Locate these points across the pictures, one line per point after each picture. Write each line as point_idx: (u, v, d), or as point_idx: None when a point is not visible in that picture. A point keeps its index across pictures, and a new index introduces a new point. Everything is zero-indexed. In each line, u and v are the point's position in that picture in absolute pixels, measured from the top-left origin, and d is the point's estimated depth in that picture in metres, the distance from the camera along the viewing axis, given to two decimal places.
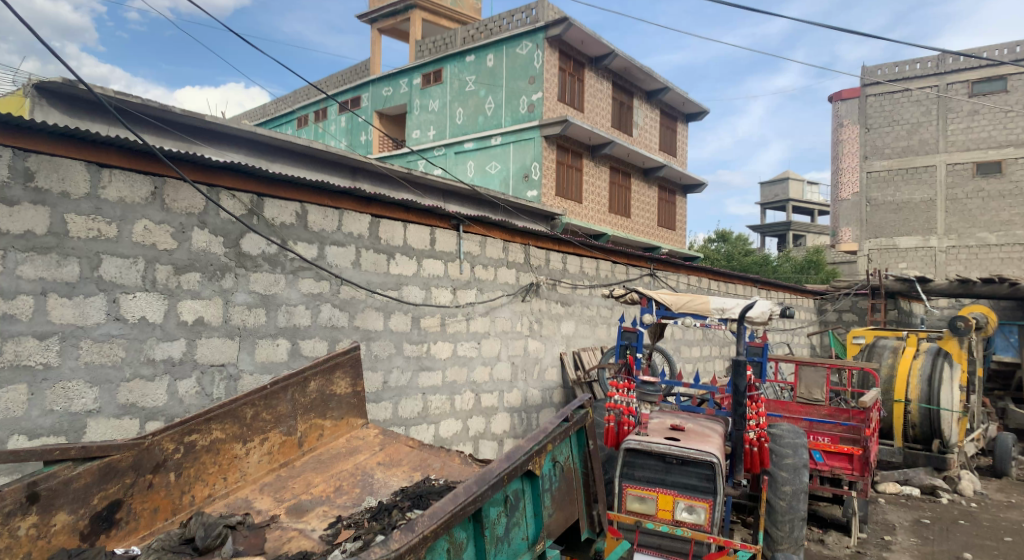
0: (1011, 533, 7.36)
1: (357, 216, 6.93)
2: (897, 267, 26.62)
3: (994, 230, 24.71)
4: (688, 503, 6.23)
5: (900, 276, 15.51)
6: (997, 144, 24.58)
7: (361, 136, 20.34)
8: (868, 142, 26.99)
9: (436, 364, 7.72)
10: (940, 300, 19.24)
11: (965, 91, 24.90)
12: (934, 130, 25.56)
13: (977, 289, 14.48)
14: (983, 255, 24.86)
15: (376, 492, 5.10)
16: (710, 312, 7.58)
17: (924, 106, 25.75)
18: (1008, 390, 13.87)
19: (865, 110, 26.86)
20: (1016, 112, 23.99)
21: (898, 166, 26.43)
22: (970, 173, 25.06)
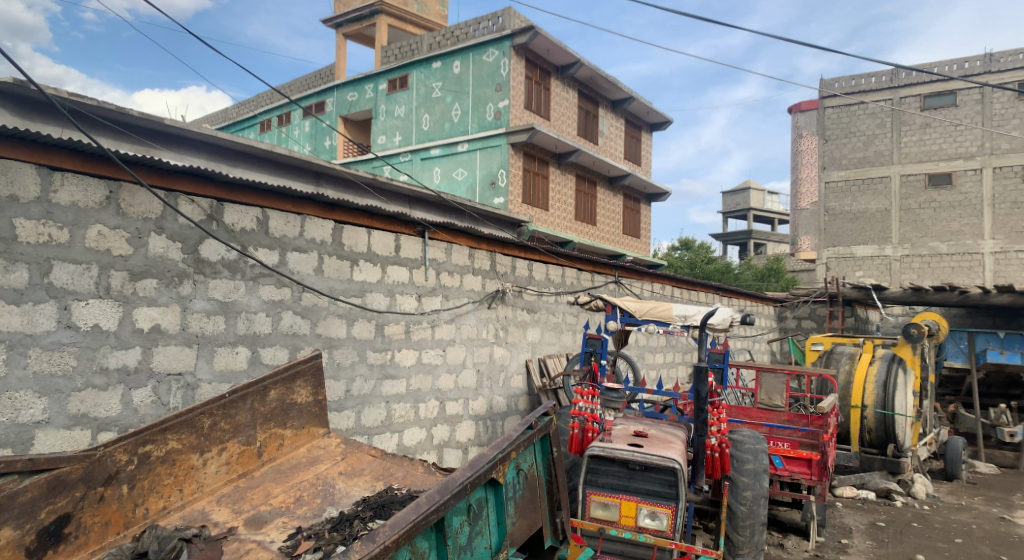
0: (962, 535, 7.56)
1: (319, 222, 6.85)
2: (853, 275, 27.27)
3: (944, 239, 25.52)
4: (650, 509, 6.27)
5: (856, 284, 16.20)
6: (948, 156, 25.43)
7: (326, 141, 20.15)
8: (826, 153, 27.70)
9: (400, 372, 7.65)
10: (895, 308, 19.75)
11: (917, 105, 25.68)
12: (888, 142, 26.33)
13: (929, 296, 14.91)
14: (935, 264, 25.59)
15: (338, 502, 5.02)
16: (673, 319, 7.67)
17: (879, 119, 26.54)
18: (959, 396, 14.31)
19: (823, 122, 27.56)
20: (965, 125, 24.91)
21: (855, 177, 27.16)
22: (922, 185, 25.85)
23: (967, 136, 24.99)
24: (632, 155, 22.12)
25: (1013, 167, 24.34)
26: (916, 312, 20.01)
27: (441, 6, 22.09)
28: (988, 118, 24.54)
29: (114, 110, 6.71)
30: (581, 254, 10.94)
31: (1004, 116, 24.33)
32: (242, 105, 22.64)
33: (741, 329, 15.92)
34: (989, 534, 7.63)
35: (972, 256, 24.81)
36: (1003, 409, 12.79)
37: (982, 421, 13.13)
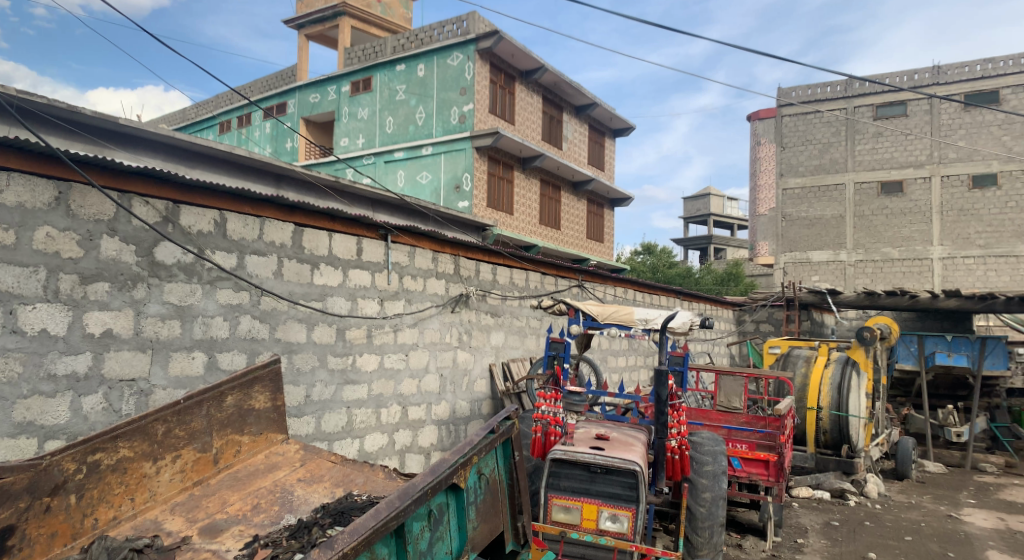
0: (911, 533, 7.78)
1: (279, 225, 6.76)
2: (810, 280, 27.88)
3: (896, 245, 26.27)
4: (611, 511, 6.31)
5: (812, 288, 16.50)
6: (898, 165, 26.21)
7: (287, 143, 19.89)
8: (784, 161, 28.32)
9: (361, 377, 7.58)
10: (849, 311, 20.25)
11: (870, 114, 26.39)
12: (843, 150, 26.99)
13: (881, 300, 15.28)
14: (887, 269, 26.32)
15: (296, 509, 4.94)
16: (634, 323, 7.75)
17: (834, 127, 27.23)
18: (909, 397, 14.75)
19: (781, 129, 28.15)
20: (915, 135, 25.70)
21: (810, 184, 27.80)
22: (875, 192, 26.57)
23: (917, 145, 25.77)
24: (596, 160, 22.31)
25: (960, 176, 25.21)
26: (868, 316, 20.57)
27: (405, 9, 22.02)
28: (936, 128, 25.39)
29: (65, 108, 6.50)
30: (545, 258, 10.97)
31: (951, 127, 25.26)
32: (203, 105, 22.21)
33: (701, 333, 16.16)
34: (938, 532, 7.86)
35: (921, 262, 25.63)
36: (949, 409, 13.28)
37: (931, 421, 13.57)
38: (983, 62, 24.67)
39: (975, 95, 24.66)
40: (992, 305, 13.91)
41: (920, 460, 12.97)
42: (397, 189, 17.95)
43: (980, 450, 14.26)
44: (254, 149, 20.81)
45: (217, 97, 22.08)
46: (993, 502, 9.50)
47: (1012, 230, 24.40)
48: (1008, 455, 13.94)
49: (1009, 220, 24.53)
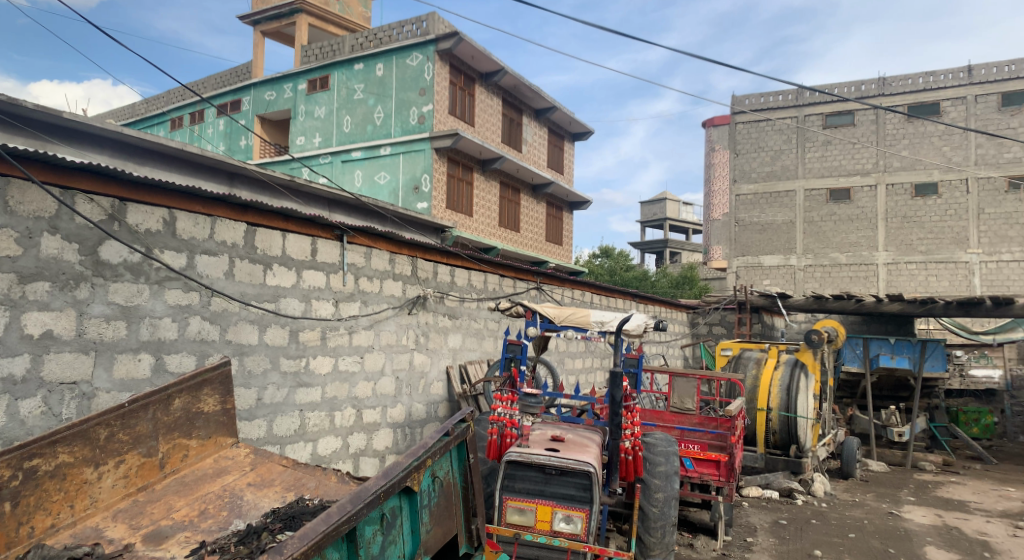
0: (855, 530, 8.01)
1: (231, 224, 6.63)
2: (761, 283, 28.54)
3: (844, 250, 27.04)
4: (565, 513, 6.34)
5: (763, 292, 16.81)
6: (846, 172, 26.99)
7: (241, 141, 19.54)
8: (737, 167, 28.99)
9: (314, 380, 7.47)
10: (798, 315, 20.78)
11: (820, 123, 27.17)
12: (793, 157, 27.72)
13: (829, 304, 15.63)
14: (835, 273, 27.08)
15: (245, 514, 4.84)
16: (591, 325, 7.79)
17: (785, 135, 27.94)
18: (854, 398, 15.17)
19: (734, 136, 28.83)
20: (862, 143, 26.52)
21: (762, 190, 28.47)
22: (824, 199, 27.32)
23: (864, 154, 26.58)
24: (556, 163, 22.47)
25: (904, 184, 26.01)
26: (816, 319, 21.13)
27: (364, 8, 21.85)
28: (881, 138, 26.22)
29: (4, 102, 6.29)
30: (503, 260, 10.98)
31: (895, 137, 26.06)
32: (154, 101, 21.63)
33: (656, 335, 16.39)
34: (879, 529, 8.11)
35: (867, 267, 26.43)
36: (892, 409, 13.69)
37: (874, 421, 14.01)
38: (925, 75, 25.59)
39: (918, 107, 25.56)
40: (932, 309, 14.43)
41: (863, 459, 13.36)
42: (354, 189, 17.75)
43: (920, 450, 14.73)
44: (207, 147, 20.38)
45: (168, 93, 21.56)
46: (932, 500, 9.85)
47: (952, 237, 25.33)
48: (945, 455, 14.43)
49: (949, 227, 25.43)
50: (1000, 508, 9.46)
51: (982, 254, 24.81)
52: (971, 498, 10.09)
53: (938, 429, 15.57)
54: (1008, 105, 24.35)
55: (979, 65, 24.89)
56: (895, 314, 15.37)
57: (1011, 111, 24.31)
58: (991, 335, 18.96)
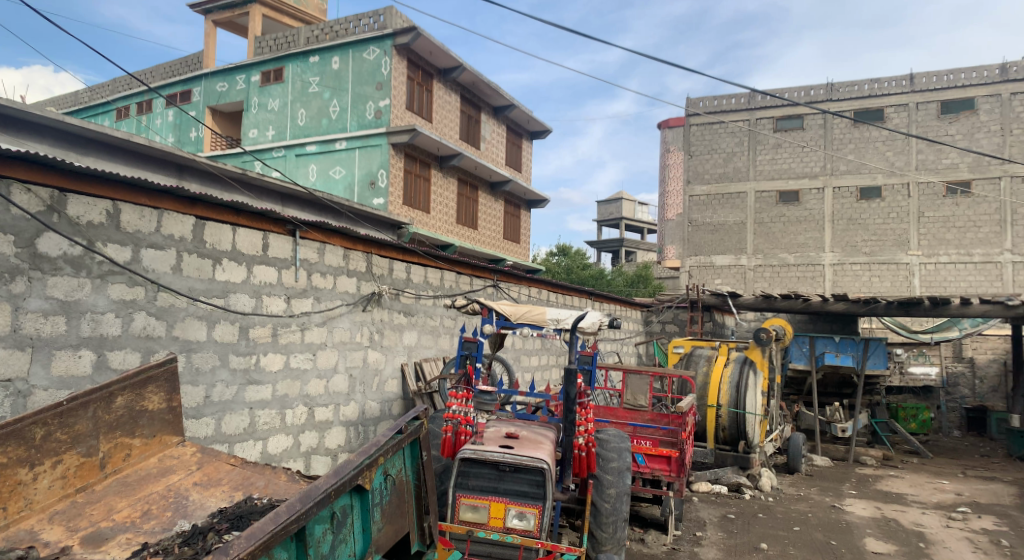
0: (800, 523, 8.25)
1: (179, 217, 6.45)
2: (713, 282, 29.11)
3: (792, 251, 27.76)
4: (518, 510, 6.35)
5: (715, 291, 16.98)
6: (795, 175, 27.70)
7: (191, 132, 19.04)
8: (691, 168, 29.52)
9: (265, 377, 7.34)
10: (748, 314, 21.27)
11: (771, 126, 27.86)
12: (745, 159, 28.35)
13: (777, 303, 15.86)
14: (784, 273, 27.78)
15: (190, 515, 4.73)
16: (546, 323, 7.87)
17: (738, 138, 28.55)
18: (801, 394, 15.56)
19: (688, 138, 29.39)
20: (810, 147, 27.26)
21: (715, 191, 29.04)
22: (774, 201, 28.00)
23: (812, 158, 27.31)
24: (514, 161, 22.52)
25: (849, 188, 26.87)
26: (765, 318, 21.68)
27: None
28: (829, 142, 26.98)
29: None
30: (460, 257, 10.95)
31: (842, 141, 26.84)
32: (98, 89, 20.92)
33: (610, 333, 16.59)
34: (822, 522, 8.36)
35: (814, 267, 27.19)
36: (836, 407, 14.23)
37: (819, 418, 14.45)
38: (871, 82, 26.41)
39: (864, 112, 26.39)
40: (874, 309, 14.91)
41: (809, 454, 13.75)
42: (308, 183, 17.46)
43: (861, 445, 15.23)
44: (155, 138, 19.81)
45: (113, 82, 20.88)
46: (872, 493, 10.21)
47: (894, 239, 26.26)
48: (884, 450, 14.93)
49: (891, 230, 26.37)
50: (935, 500, 9.85)
51: (921, 256, 25.73)
52: (908, 491, 10.50)
53: (879, 426, 16.06)
54: (947, 112, 25.35)
55: (921, 73, 25.82)
56: (839, 313, 15.85)
57: (949, 118, 25.31)
58: (928, 334, 19.84)
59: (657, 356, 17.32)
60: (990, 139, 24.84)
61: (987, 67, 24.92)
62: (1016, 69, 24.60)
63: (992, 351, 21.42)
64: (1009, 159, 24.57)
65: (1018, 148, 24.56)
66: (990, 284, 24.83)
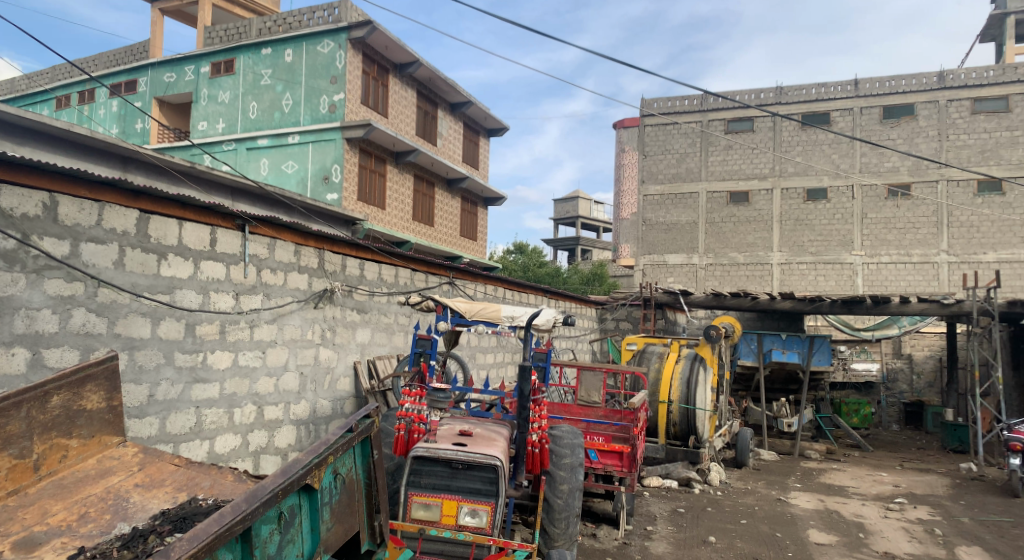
0: (746, 516, 8.44)
1: (122, 211, 6.25)
2: (665, 281, 29.51)
3: (741, 250, 28.37)
4: (471, 507, 6.31)
5: (667, 289, 17.34)
6: (745, 176, 28.33)
7: (136, 124, 18.47)
8: (645, 168, 29.96)
9: (212, 375, 7.17)
10: (699, 311, 21.71)
11: (722, 128, 28.51)
12: (697, 160, 28.92)
13: (726, 300, 16.28)
14: (733, 272, 28.36)
15: (131, 517, 4.59)
16: (501, 320, 7.84)
17: (690, 139, 29.13)
18: (749, 390, 15.93)
19: (643, 138, 29.86)
20: (760, 149, 27.98)
21: (668, 191, 29.54)
22: (724, 201, 28.58)
23: (762, 159, 28.00)
24: (471, 159, 22.50)
25: (797, 189, 27.57)
26: (715, 316, 22.17)
27: None
28: (778, 144, 27.70)
29: None
30: (415, 254, 10.88)
31: (791, 144, 27.56)
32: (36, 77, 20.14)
33: (565, 330, 16.72)
34: (769, 514, 8.57)
35: (763, 267, 27.85)
36: (783, 403, 15.05)
37: (766, 413, 14.87)
38: (818, 86, 27.20)
39: (811, 115, 27.15)
40: (818, 308, 15.36)
41: (758, 449, 14.05)
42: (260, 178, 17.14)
43: (806, 439, 15.66)
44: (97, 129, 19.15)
45: (53, 70, 20.13)
46: (815, 485, 10.53)
47: (838, 239, 27.05)
48: (828, 444, 15.37)
49: (836, 230, 27.13)
50: (874, 492, 10.20)
51: (864, 256, 26.55)
52: (850, 483, 10.85)
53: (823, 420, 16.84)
54: (889, 117, 26.23)
55: (865, 79, 26.61)
56: (785, 310, 16.32)
57: (891, 123, 26.20)
58: (870, 331, 20.67)
59: (611, 353, 17.50)
60: (928, 144, 25.79)
61: (926, 74, 25.87)
62: (953, 77, 25.55)
63: (930, 348, 22.26)
64: (946, 163, 25.53)
65: (954, 153, 25.55)
66: (927, 284, 25.78)
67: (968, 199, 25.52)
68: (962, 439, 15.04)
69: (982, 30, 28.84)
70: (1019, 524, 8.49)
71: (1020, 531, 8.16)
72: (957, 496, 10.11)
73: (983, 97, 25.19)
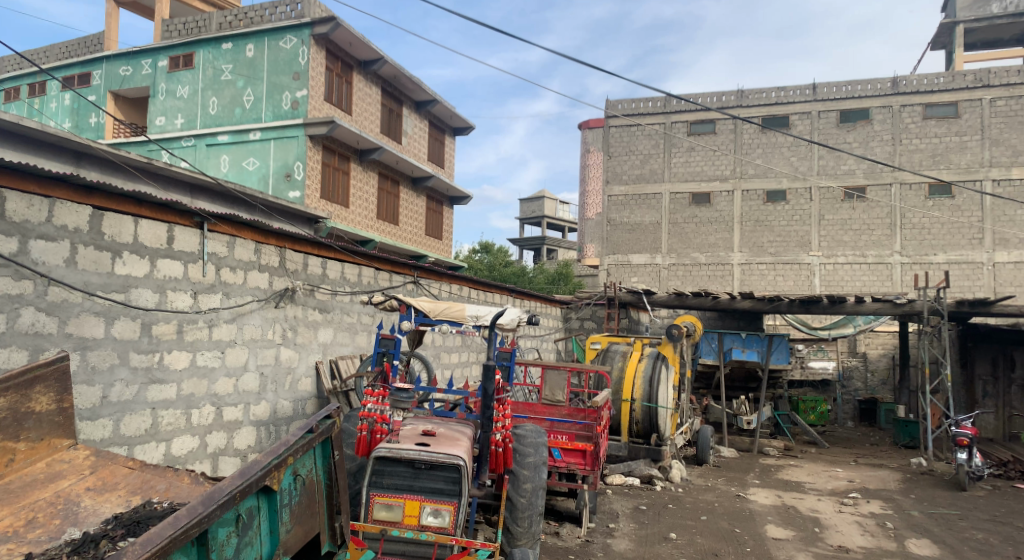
0: (706, 513, 8.57)
1: (73, 207, 6.07)
2: (629, 280, 29.76)
3: (703, 251, 28.75)
4: (433, 507, 6.17)
5: (630, 288, 17.58)
6: (707, 178, 28.76)
7: (90, 118, 17.97)
8: (610, 169, 30.25)
9: (169, 376, 7.02)
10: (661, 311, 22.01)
11: (685, 130, 29.03)
12: (660, 161, 29.30)
13: (688, 300, 16.58)
14: (695, 272, 28.72)
15: (82, 522, 4.47)
16: (466, 319, 7.81)
17: (654, 140, 29.56)
18: (710, 389, 16.23)
19: (608, 139, 30.20)
20: (722, 150, 28.51)
21: (632, 192, 29.87)
22: (687, 202, 28.97)
23: (723, 161, 28.49)
24: (436, 158, 22.41)
25: (757, 191, 28.06)
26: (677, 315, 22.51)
27: None
28: (739, 146, 28.24)
29: None
30: (378, 253, 10.80)
31: (751, 146, 28.09)
32: None
33: (530, 330, 16.81)
34: (728, 511, 8.72)
35: (724, 267, 28.30)
36: (742, 400, 15.09)
37: (726, 411, 15.15)
38: (777, 90, 27.83)
39: (771, 119, 27.77)
40: (776, 307, 15.71)
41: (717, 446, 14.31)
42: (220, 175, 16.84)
43: (764, 436, 15.98)
44: (49, 122, 18.59)
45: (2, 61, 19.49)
46: (773, 482, 10.75)
47: (797, 240, 27.58)
48: (786, 441, 15.67)
49: (794, 231, 27.65)
50: (830, 487, 10.45)
51: (821, 256, 27.15)
52: (806, 479, 11.10)
53: (780, 417, 17.15)
54: (845, 121, 26.92)
55: (823, 83, 27.32)
56: (744, 309, 16.65)
57: (847, 127, 26.89)
58: (827, 330, 21.00)
59: (576, 352, 17.62)
60: (882, 148, 26.46)
61: (880, 80, 26.53)
62: (906, 83, 26.22)
63: (883, 346, 22.90)
64: (899, 167, 26.19)
65: (907, 157, 26.22)
66: (881, 284, 26.47)
67: (921, 201, 26.25)
68: (913, 435, 15.48)
69: (933, 38, 29.78)
70: (966, 517, 8.78)
71: (967, 523, 8.44)
72: (908, 490, 10.43)
73: (934, 103, 25.93)
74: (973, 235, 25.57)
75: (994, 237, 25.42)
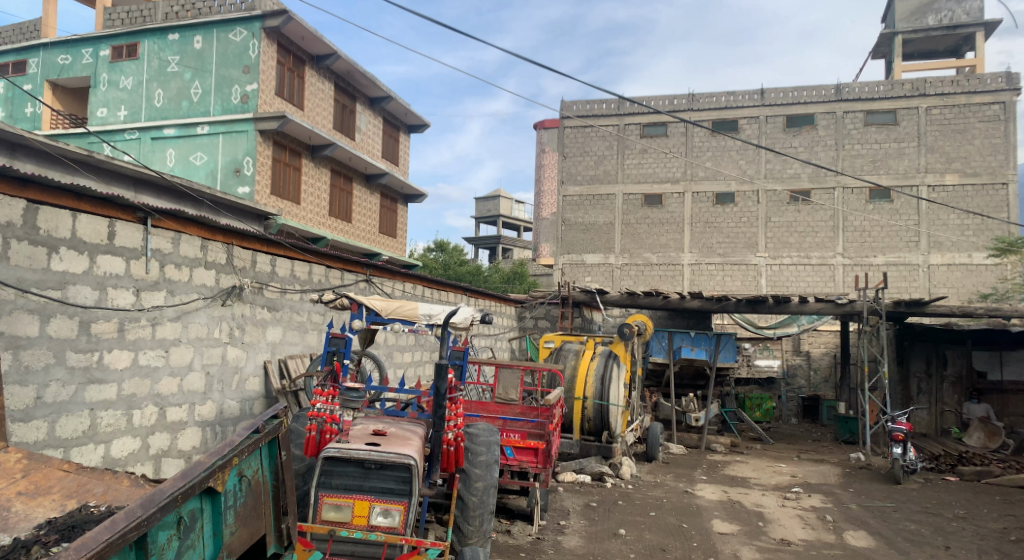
0: (655, 508, 8.74)
1: (6, 200, 5.80)
2: (583, 280, 30.06)
3: (655, 251, 29.20)
4: (383, 507, 6.07)
5: (584, 288, 17.79)
6: (659, 180, 29.20)
7: (26, 107, 17.27)
8: (565, 169, 30.50)
9: (109, 376, 6.80)
10: (613, 310, 22.30)
11: (638, 132, 29.44)
12: (614, 162, 29.69)
13: (639, 299, 16.83)
14: (647, 272, 29.17)
15: (12, 528, 4.29)
16: (418, 318, 7.73)
17: (608, 142, 29.91)
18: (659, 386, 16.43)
19: (563, 140, 30.46)
20: (674, 153, 28.97)
21: (586, 192, 30.18)
22: (639, 203, 29.39)
23: (674, 163, 28.94)
24: (392, 155, 22.25)
25: (706, 193, 28.60)
26: (629, 314, 22.84)
27: None
28: (689, 149, 28.76)
29: None
30: (329, 250, 10.68)
31: (701, 149, 28.64)
32: None
33: (484, 329, 16.83)
34: (675, 506, 8.88)
35: (674, 267, 28.78)
36: (690, 398, 15.49)
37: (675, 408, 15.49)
38: (727, 94, 28.37)
39: (720, 123, 28.40)
40: (723, 306, 16.10)
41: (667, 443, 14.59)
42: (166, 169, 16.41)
43: (712, 433, 16.33)
44: None
45: None
46: (720, 477, 11.01)
47: (744, 241, 28.24)
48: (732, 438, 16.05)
49: (742, 233, 28.30)
50: (773, 482, 10.75)
51: (768, 258, 27.86)
52: (751, 474, 11.40)
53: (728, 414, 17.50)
54: (791, 126, 27.69)
55: (770, 89, 28.07)
56: (692, 309, 16.99)
57: (794, 132, 27.66)
58: (772, 329, 21.49)
59: (529, 351, 17.73)
60: (826, 152, 27.25)
61: (825, 87, 27.41)
62: (848, 90, 27.11)
63: (825, 345, 23.65)
64: (841, 171, 27.06)
65: (849, 162, 27.10)
66: (824, 284, 27.27)
67: (861, 205, 27.17)
68: (852, 431, 16.06)
69: (874, 47, 30.87)
70: (900, 509, 9.15)
71: (900, 514, 8.79)
72: (846, 484, 10.81)
73: (874, 110, 26.90)
74: (910, 238, 26.63)
75: (929, 240, 26.52)
